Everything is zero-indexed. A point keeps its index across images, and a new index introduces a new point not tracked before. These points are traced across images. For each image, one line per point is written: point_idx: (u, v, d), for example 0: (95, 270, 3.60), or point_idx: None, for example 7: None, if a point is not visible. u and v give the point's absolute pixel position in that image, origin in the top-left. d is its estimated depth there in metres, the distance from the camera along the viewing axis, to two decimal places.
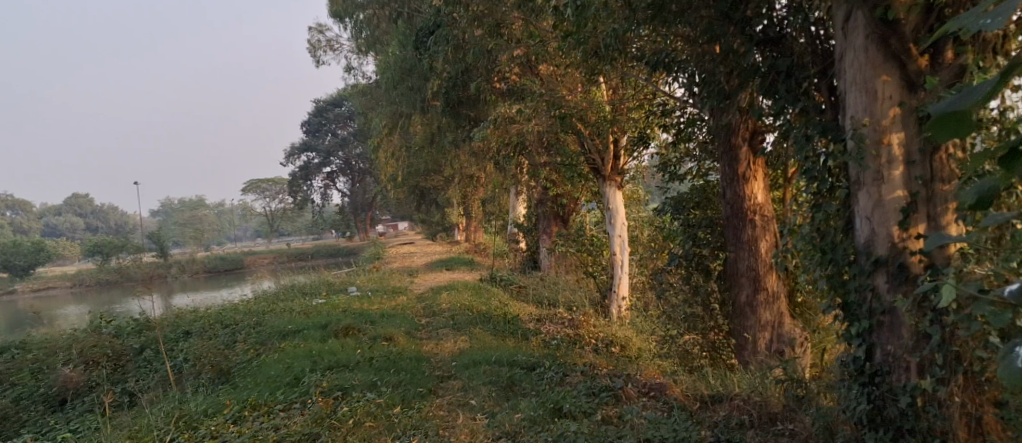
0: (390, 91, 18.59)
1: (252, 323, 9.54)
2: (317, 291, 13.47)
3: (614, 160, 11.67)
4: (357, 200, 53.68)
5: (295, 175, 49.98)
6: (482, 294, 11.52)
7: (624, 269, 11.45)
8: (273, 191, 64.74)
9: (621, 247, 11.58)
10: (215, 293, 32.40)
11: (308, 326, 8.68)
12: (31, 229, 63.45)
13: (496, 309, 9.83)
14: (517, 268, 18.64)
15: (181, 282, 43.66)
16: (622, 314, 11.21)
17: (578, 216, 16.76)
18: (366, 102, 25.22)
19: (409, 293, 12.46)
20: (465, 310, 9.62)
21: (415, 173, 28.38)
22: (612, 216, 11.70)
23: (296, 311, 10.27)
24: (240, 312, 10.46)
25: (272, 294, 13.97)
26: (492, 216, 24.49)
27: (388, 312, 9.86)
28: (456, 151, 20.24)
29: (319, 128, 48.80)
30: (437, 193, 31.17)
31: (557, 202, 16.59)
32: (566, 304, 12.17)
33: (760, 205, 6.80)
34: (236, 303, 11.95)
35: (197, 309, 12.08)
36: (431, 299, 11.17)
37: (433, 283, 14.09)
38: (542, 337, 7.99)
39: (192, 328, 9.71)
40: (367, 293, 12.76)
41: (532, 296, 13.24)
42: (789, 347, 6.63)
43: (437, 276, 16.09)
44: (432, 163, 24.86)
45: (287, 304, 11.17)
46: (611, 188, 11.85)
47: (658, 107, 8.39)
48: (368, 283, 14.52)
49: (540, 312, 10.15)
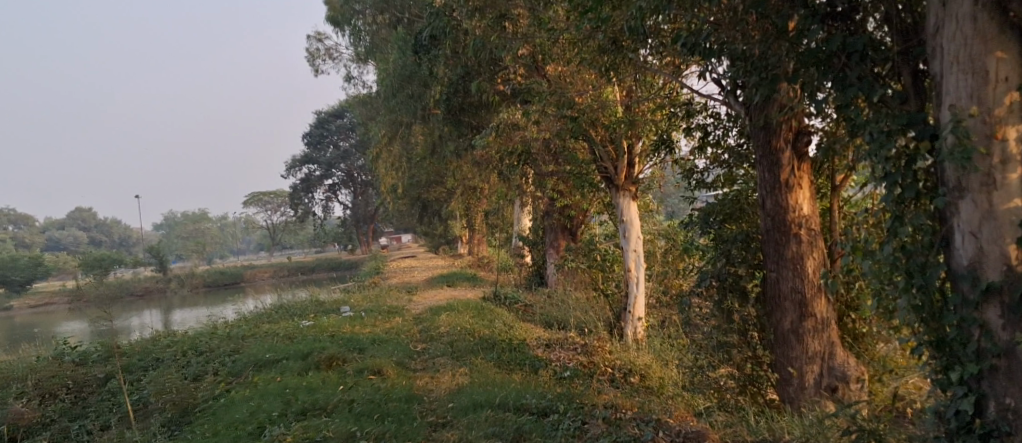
0: (389, 99, 17.76)
1: (229, 351, 8.61)
2: (307, 311, 12.55)
3: (629, 168, 10.79)
4: (359, 213, 52.75)
5: (296, 187, 49.20)
6: (485, 314, 10.55)
7: (640, 286, 10.58)
8: (274, 203, 63.98)
9: (636, 263, 10.68)
10: (210, 309, 31.43)
11: (289, 355, 7.74)
12: (34, 243, 62.95)
13: (502, 333, 8.90)
14: (523, 284, 17.75)
15: (179, 298, 42.74)
16: (639, 335, 10.33)
17: (588, 228, 15.87)
18: (366, 111, 24.41)
19: (405, 314, 11.51)
20: (466, 335, 8.68)
21: (416, 184, 27.50)
22: (625, 229, 10.79)
23: (280, 336, 9.33)
24: (219, 337, 9.52)
25: (259, 313, 13.02)
26: (496, 229, 23.60)
27: (381, 337, 8.92)
28: (458, 161, 19.38)
29: (320, 140, 48.05)
30: (439, 205, 30.28)
31: (564, 215, 15.70)
32: (577, 325, 11.26)
33: (805, 217, 5.86)
34: (217, 325, 11.01)
35: (175, 332, 11.13)
36: (430, 320, 10.24)
37: (432, 302, 13.17)
38: (553, 368, 7.06)
39: (162, 356, 8.76)
40: (361, 313, 11.82)
41: (540, 315, 12.32)
42: (843, 383, 5.69)
43: (438, 293, 15.16)
44: (434, 174, 24.00)
45: (272, 327, 10.24)
46: (624, 199, 10.91)
47: (680, 107, 7.50)
48: (365, 302, 13.59)
49: (550, 336, 9.21)
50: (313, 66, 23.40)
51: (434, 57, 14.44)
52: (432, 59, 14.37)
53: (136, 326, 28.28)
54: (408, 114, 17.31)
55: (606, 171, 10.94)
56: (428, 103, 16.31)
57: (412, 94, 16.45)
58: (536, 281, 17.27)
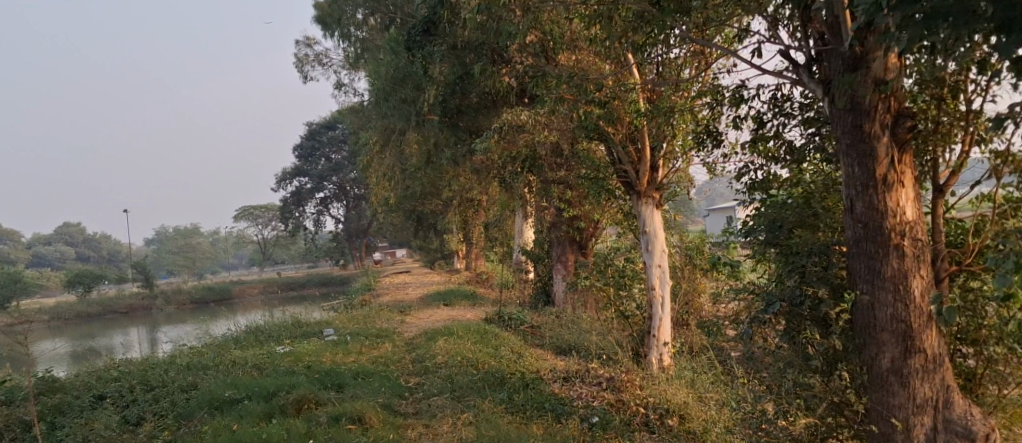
0: (381, 104, 16.51)
1: (185, 386, 7.28)
2: (287, 334, 11.19)
3: (651, 171, 9.55)
4: (352, 227, 51.26)
5: (287, 201, 47.84)
6: (489, 339, 9.19)
7: (667, 307, 9.37)
8: (266, 218, 62.62)
9: (661, 280, 9.42)
10: (192, 329, 29.95)
11: (254, 394, 6.40)
12: (19, 258, 61.60)
13: (511, 364, 7.53)
14: (526, 301, 16.41)
15: (165, 315, 41.26)
16: (666, 362, 9.15)
17: (597, 241, 14.55)
18: (357, 120, 23.15)
19: (396, 338, 10.15)
20: (469, 367, 7.30)
21: (410, 196, 26.14)
22: (648, 242, 9.51)
23: (249, 367, 7.99)
24: (175, 368, 8.17)
25: (232, 337, 11.64)
26: (495, 243, 22.26)
27: (368, 369, 7.55)
28: (456, 169, 18.08)
29: (312, 153, 46.75)
30: (435, 218, 28.92)
31: (572, 226, 14.36)
32: (592, 350, 9.89)
33: (909, 224, 4.56)
34: (181, 353, 9.63)
35: (130, 361, 9.74)
36: (425, 346, 8.87)
37: (427, 323, 11.82)
38: (577, 413, 5.71)
39: (107, 392, 7.43)
40: (346, 337, 10.47)
41: (549, 339, 10.97)
42: (964, 441, 4.40)
43: (433, 313, 13.80)
44: (430, 185, 22.69)
45: (241, 355, 8.87)
46: (647, 207, 9.62)
47: (726, 94, 6.35)
48: (352, 323, 12.23)
49: (566, 366, 7.86)
50: (301, 72, 22.10)
51: (430, 56, 13.19)
52: (428, 57, 13.12)
53: (113, 347, 26.75)
54: (401, 122, 16.04)
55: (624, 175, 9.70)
56: (423, 107, 15.04)
57: (404, 99, 15.20)
58: (541, 299, 15.89)
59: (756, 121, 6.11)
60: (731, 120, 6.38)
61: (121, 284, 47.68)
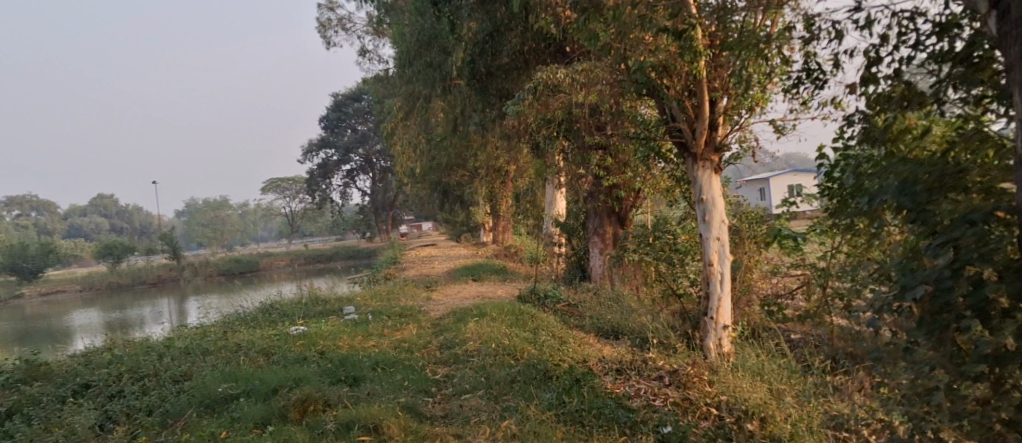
0: (404, 68, 15.40)
1: (178, 376, 6.38)
2: (304, 313, 10.27)
3: (711, 131, 8.22)
4: (378, 199, 50.45)
5: (313, 173, 47.09)
6: (524, 321, 8.13)
7: (727, 285, 8.14)
8: (292, 190, 62.10)
9: (722, 256, 8.18)
10: (219, 300, 29.63)
11: (253, 390, 5.47)
12: (56, 230, 62.80)
13: (554, 353, 6.42)
14: (559, 276, 15.32)
15: (192, 286, 41.11)
16: (726, 348, 7.95)
17: (640, 211, 13.33)
18: (382, 87, 22.07)
19: (422, 319, 9.13)
20: (506, 358, 6.18)
21: (438, 166, 25.02)
22: (706, 211, 8.23)
23: (255, 354, 7.04)
24: (172, 353, 7.28)
25: (246, 314, 10.78)
26: (525, 215, 21.13)
27: (387, 358, 6.54)
28: (485, 137, 16.89)
29: (337, 124, 45.79)
30: (463, 189, 27.86)
31: (612, 196, 13.10)
32: (639, 333, 8.71)
33: None
34: (185, 334, 8.74)
35: (131, 342, 8.88)
36: (454, 330, 7.80)
37: (455, 301, 10.82)
38: (642, 422, 4.62)
39: (94, 379, 6.59)
40: (367, 317, 9.51)
41: (590, 319, 9.85)
42: None
43: (461, 289, 12.83)
44: (457, 154, 21.60)
45: (248, 338, 7.93)
46: (705, 173, 8.32)
47: (823, 29, 5.06)
48: (374, 301, 11.26)
49: (616, 355, 6.76)
50: (324, 37, 21.04)
51: (457, 12, 12.04)
52: (457, 11, 11.95)
53: (142, 317, 26.46)
54: (425, 87, 14.89)
55: (678, 134, 8.42)
56: (450, 70, 13.94)
57: (429, 61, 14.03)
58: (577, 274, 14.71)
59: (868, 56, 4.81)
60: (832, 56, 5.05)
61: (150, 255, 47.96)
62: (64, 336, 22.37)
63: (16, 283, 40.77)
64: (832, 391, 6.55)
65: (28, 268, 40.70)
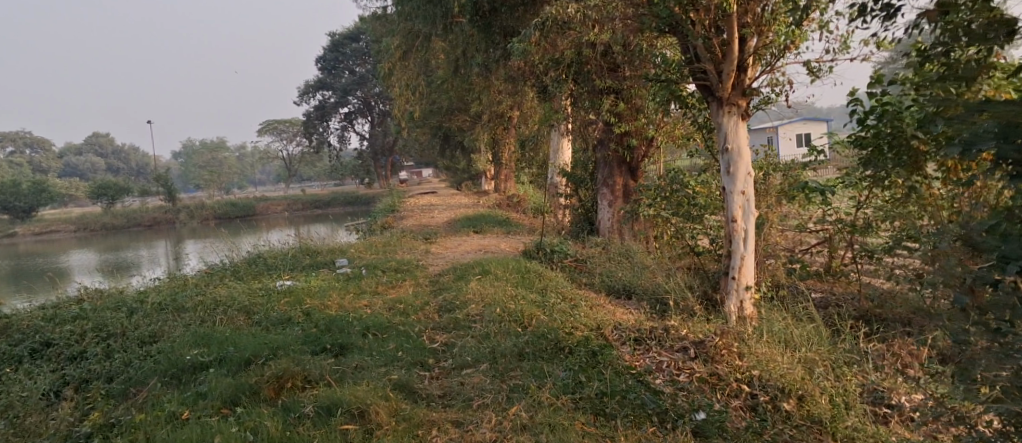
0: (402, 4, 14.46)
1: (145, 338, 5.82)
2: (295, 264, 9.65)
3: (738, 73, 7.38)
4: (377, 144, 49.43)
5: (310, 116, 45.99)
6: (531, 281, 7.51)
7: (752, 244, 7.44)
8: (290, 133, 61.00)
9: (746, 211, 7.45)
10: (214, 244, 29.08)
11: (228, 361, 4.95)
12: (51, 170, 62.03)
13: (565, 319, 5.80)
14: (565, 229, 14.66)
15: (188, 229, 40.55)
16: (749, 312, 7.29)
17: (653, 160, 12.57)
18: (380, 26, 21.02)
19: (419, 274, 8.50)
20: (513, 326, 5.55)
21: (438, 110, 24.08)
22: (731, 162, 7.45)
23: (232, 313, 6.46)
24: (145, 309, 6.68)
25: (234, 265, 10.17)
26: (529, 163, 20.34)
27: (380, 321, 5.93)
28: (488, 80, 16.00)
29: (335, 66, 44.53)
30: (464, 135, 26.96)
31: (623, 145, 12.31)
32: (653, 294, 8.08)
33: None
34: (165, 287, 8.11)
35: (107, 294, 8.28)
36: (455, 289, 7.15)
37: (455, 255, 10.20)
38: (672, 410, 4.18)
39: (55, 337, 6.03)
40: (361, 271, 8.89)
41: (601, 277, 9.21)
42: None
43: (462, 241, 12.20)
44: (458, 98, 20.69)
45: (230, 293, 7.32)
46: (730, 119, 7.50)
47: None
48: (370, 253, 10.61)
49: (631, 321, 6.15)
50: None
51: None
52: None
53: (137, 260, 25.88)
54: (424, 25, 13.98)
55: (702, 76, 7.57)
56: (450, 7, 13.05)
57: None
58: (584, 228, 13.99)
59: None
60: None
61: (145, 198, 47.30)
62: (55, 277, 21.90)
63: (10, 222, 40.28)
64: (869, 362, 5.95)
65: (21, 206, 40.00)
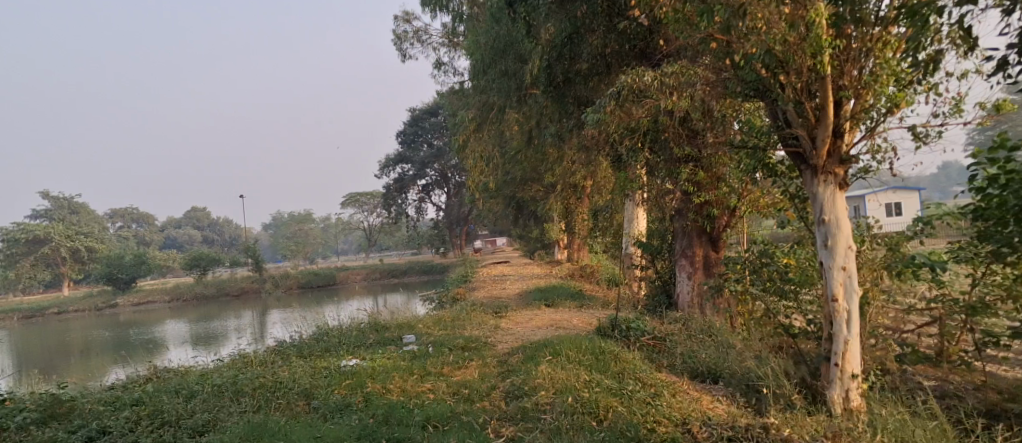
0: (477, 78, 14.56)
1: (198, 428, 5.64)
2: (363, 340, 9.40)
3: (836, 139, 6.78)
4: (452, 214, 49.98)
5: (389, 187, 47.02)
6: (607, 363, 6.94)
7: (857, 326, 6.66)
8: (370, 204, 62.60)
9: (850, 291, 6.70)
10: (294, 314, 29.62)
11: None
12: (153, 242, 65.66)
13: (644, 410, 5.22)
14: (641, 302, 13.98)
15: (271, 298, 41.61)
16: (855, 403, 6.56)
17: (734, 231, 11.86)
18: (455, 100, 21.34)
19: (488, 353, 8.07)
20: (587, 422, 5.04)
21: (512, 180, 23.99)
22: (828, 235, 6.78)
23: (292, 398, 6.17)
24: (205, 392, 6.47)
25: (303, 340, 10.01)
26: (603, 233, 19.84)
27: (441, 410, 5.50)
28: (561, 150, 15.75)
29: (414, 139, 45.68)
30: (537, 205, 26.76)
31: (703, 214, 11.66)
32: (743, 379, 7.36)
33: None
34: (231, 365, 7.91)
35: (176, 371, 8.18)
36: (524, 372, 6.62)
37: (526, 332, 9.73)
38: None
39: (111, 424, 5.86)
40: (428, 348, 8.53)
41: (683, 357, 8.52)
42: None
43: (533, 316, 11.72)
44: (532, 168, 20.58)
45: (293, 373, 7.06)
46: (829, 188, 6.85)
47: None
48: (437, 329, 10.23)
49: (720, 416, 5.50)
50: (398, 49, 20.53)
51: (534, 13, 11.07)
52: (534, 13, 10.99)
53: (223, 330, 26.44)
54: (497, 98, 13.97)
55: (794, 142, 7.04)
56: (525, 80, 13.00)
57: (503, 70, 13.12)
58: (661, 301, 13.19)
59: None
60: None
61: (234, 268, 49.12)
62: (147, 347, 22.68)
63: (112, 292, 42.49)
64: None
65: (124, 279, 42.34)
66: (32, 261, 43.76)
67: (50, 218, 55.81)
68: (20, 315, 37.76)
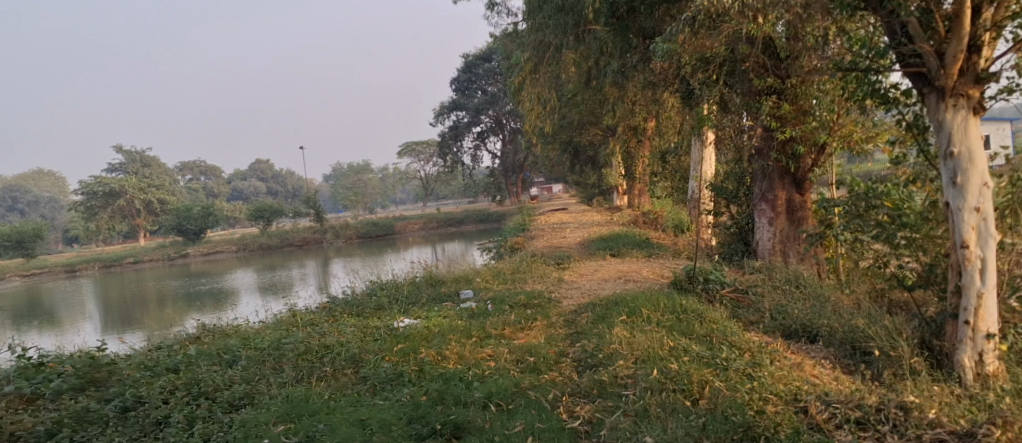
0: (531, 13, 13.46)
1: (237, 400, 5.07)
2: (417, 296, 8.75)
3: (972, 54, 5.64)
4: (507, 161, 49.13)
5: (444, 135, 46.25)
6: (691, 323, 6.08)
7: (992, 277, 5.61)
8: (425, 154, 62.21)
9: (985, 236, 5.63)
10: (355, 263, 29.55)
11: None
12: (220, 193, 67.15)
13: (748, 386, 4.46)
14: (713, 250, 12.96)
15: (333, 248, 41.94)
16: (990, 368, 5.61)
17: (822, 171, 10.65)
18: (508, 42, 20.24)
19: (552, 311, 7.31)
20: (679, 401, 4.35)
21: (569, 125, 22.93)
22: (957, 171, 5.66)
23: (339, 366, 5.55)
24: (245, 358, 5.88)
25: (357, 295, 9.43)
26: (667, 177, 18.71)
27: (504, 386, 4.80)
28: (624, 89, 14.60)
29: (467, 86, 44.67)
30: (596, 150, 25.62)
31: (785, 153, 10.41)
32: (848, 339, 6.41)
33: None
34: (279, 326, 7.36)
35: (223, 331, 7.68)
36: (596, 336, 5.80)
37: (594, 286, 8.91)
38: None
39: (146, 393, 5.30)
40: (486, 305, 7.83)
41: (772, 312, 7.55)
42: None
43: (600, 267, 10.87)
44: (591, 111, 19.45)
45: (342, 335, 6.45)
46: (960, 113, 5.70)
47: None
48: (497, 283, 9.48)
49: (837, 392, 4.63)
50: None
51: None
52: None
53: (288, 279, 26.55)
54: (554, 34, 12.90)
55: (915, 60, 5.90)
56: (585, 13, 11.88)
57: (560, 3, 12.05)
58: (738, 249, 12.13)
59: None
60: None
61: (296, 219, 49.65)
62: (215, 296, 22.86)
63: (182, 243, 43.52)
64: None
65: (193, 230, 43.22)
66: (110, 213, 45.20)
67: (123, 171, 57.42)
68: (99, 263, 39.07)
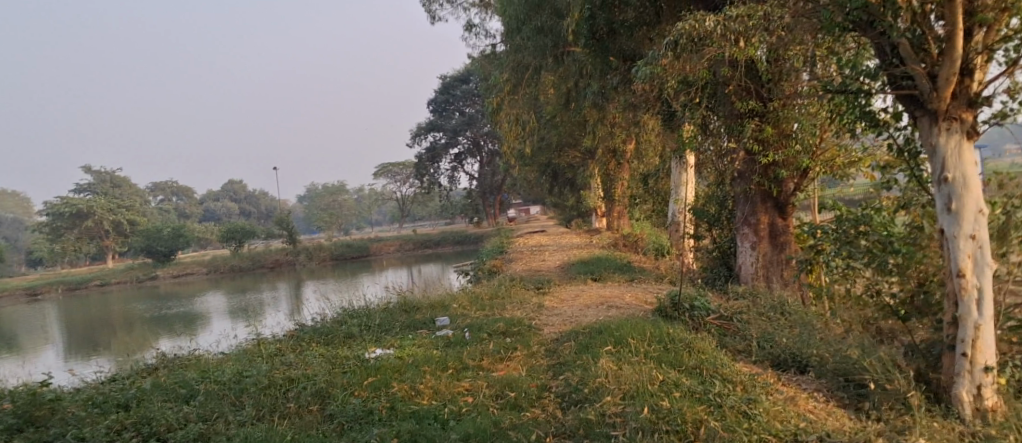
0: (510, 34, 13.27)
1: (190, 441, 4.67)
2: (390, 323, 8.38)
3: (964, 77, 5.49)
4: (485, 183, 48.91)
5: (421, 156, 45.96)
6: (678, 353, 5.79)
7: (989, 308, 5.41)
8: (402, 175, 61.79)
9: (981, 265, 5.43)
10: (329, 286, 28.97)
11: None
12: (192, 214, 65.99)
13: (744, 427, 4.19)
14: (695, 274, 12.73)
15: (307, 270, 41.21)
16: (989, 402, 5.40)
17: (805, 195, 10.48)
18: (486, 63, 20.07)
19: (532, 340, 6.98)
20: None
21: (547, 147, 22.75)
22: (952, 197, 5.46)
23: (305, 401, 5.18)
24: (203, 393, 5.48)
25: (327, 322, 9.02)
26: (646, 200, 18.55)
27: (483, 426, 4.47)
28: (603, 111, 14.44)
29: (445, 107, 44.49)
30: (574, 172, 25.45)
31: (768, 176, 10.23)
32: (840, 370, 6.15)
33: None
34: (244, 356, 6.95)
35: (182, 362, 7.23)
36: (580, 368, 5.49)
37: (574, 313, 8.59)
38: None
39: (90, 434, 4.86)
40: (461, 333, 7.48)
41: (760, 341, 7.27)
42: None
43: (581, 292, 10.57)
44: (569, 133, 19.28)
45: (308, 366, 6.07)
46: (954, 138, 5.52)
47: None
48: (474, 310, 9.14)
49: (837, 431, 4.36)
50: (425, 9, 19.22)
51: None
52: None
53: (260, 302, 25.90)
54: (534, 56, 12.71)
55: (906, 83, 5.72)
56: (564, 34, 11.71)
57: (539, 25, 11.86)
58: (721, 273, 11.91)
59: None
60: None
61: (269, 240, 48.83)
62: (183, 320, 22.16)
63: (151, 265, 42.51)
64: None
65: (162, 251, 42.26)
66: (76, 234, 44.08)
67: (91, 192, 56.21)
68: (63, 286, 37.96)
